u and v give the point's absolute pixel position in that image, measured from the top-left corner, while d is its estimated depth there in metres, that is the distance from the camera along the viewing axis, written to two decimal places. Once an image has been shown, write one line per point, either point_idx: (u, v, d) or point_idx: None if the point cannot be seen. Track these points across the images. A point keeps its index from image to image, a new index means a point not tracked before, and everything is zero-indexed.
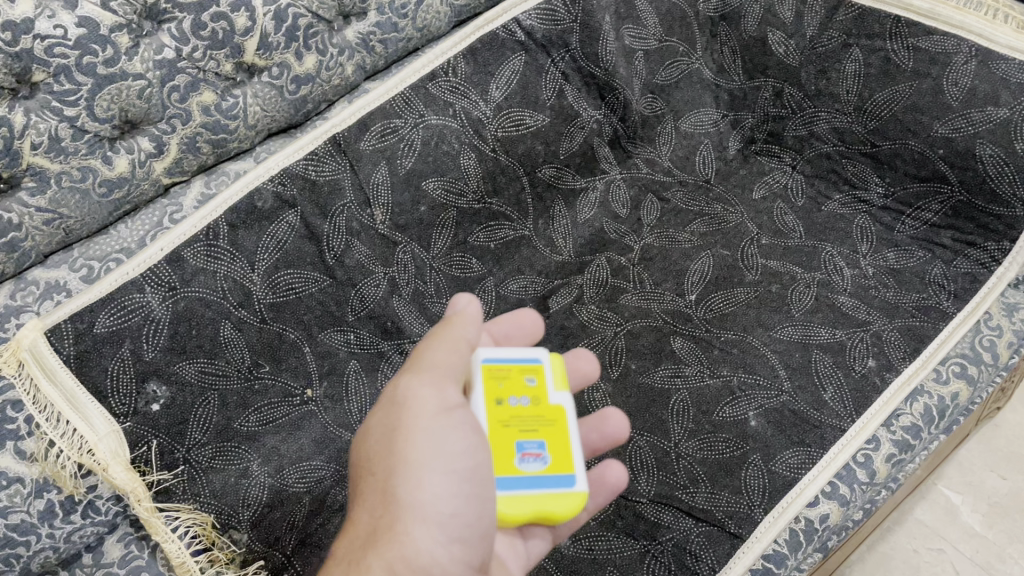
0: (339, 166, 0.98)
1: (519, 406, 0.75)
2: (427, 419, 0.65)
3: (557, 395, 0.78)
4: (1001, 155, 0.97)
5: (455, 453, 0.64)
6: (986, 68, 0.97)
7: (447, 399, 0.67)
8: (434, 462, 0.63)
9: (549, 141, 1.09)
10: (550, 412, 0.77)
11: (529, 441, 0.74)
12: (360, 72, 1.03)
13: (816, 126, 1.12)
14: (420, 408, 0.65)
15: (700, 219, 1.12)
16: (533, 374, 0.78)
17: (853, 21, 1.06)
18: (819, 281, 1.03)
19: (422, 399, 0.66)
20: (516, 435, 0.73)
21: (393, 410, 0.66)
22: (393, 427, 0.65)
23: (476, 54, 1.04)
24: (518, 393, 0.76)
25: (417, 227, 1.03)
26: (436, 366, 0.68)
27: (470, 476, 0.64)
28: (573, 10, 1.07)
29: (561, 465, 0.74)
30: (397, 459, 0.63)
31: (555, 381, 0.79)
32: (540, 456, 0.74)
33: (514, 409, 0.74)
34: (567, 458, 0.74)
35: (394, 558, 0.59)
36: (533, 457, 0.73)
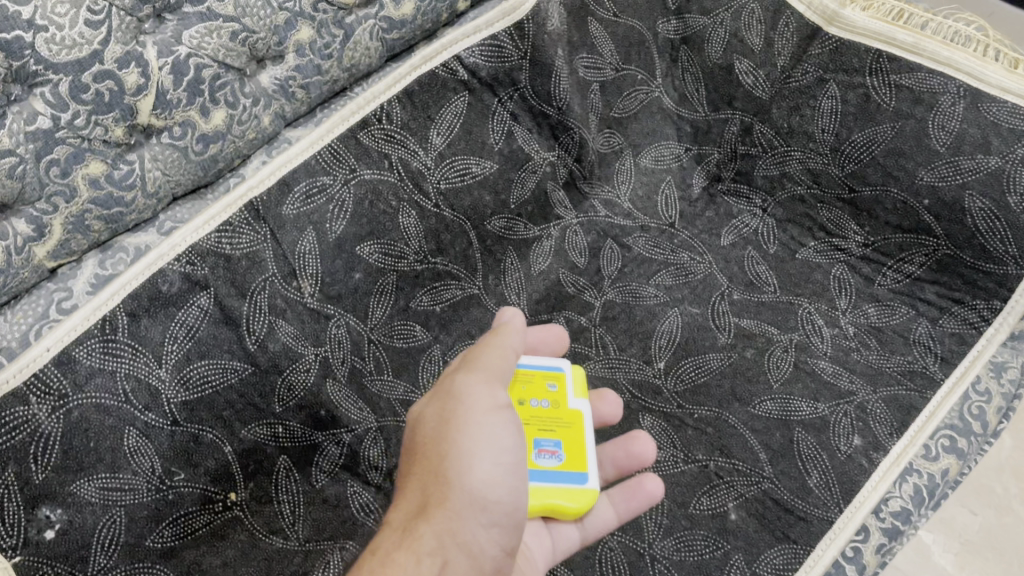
0: (256, 236, 0.85)
1: (537, 407, 0.75)
2: (482, 412, 0.64)
3: (576, 400, 0.77)
4: (992, 209, 0.89)
5: (504, 445, 0.63)
6: (975, 110, 0.89)
7: (499, 395, 0.66)
8: (487, 452, 0.62)
9: (498, 190, 0.98)
10: (569, 414, 0.76)
11: (546, 438, 0.74)
12: (279, 121, 0.88)
13: (789, 166, 1.02)
14: (475, 402, 0.64)
15: (665, 270, 1.02)
16: (552, 379, 0.78)
17: (830, 55, 0.95)
18: (796, 344, 0.95)
19: (475, 392, 0.65)
20: (535, 433, 0.74)
21: (444, 399, 0.65)
22: (446, 417, 0.64)
23: (413, 96, 0.91)
24: (541, 394, 0.76)
25: (352, 297, 0.90)
26: (489, 369, 0.67)
27: (517, 470, 0.63)
28: (520, 46, 0.95)
29: (577, 460, 0.73)
30: (448, 444, 0.62)
31: (575, 387, 0.78)
32: (556, 454, 0.73)
33: (534, 410, 0.75)
34: (583, 454, 0.73)
35: (445, 534, 0.58)
36: (550, 453, 0.73)
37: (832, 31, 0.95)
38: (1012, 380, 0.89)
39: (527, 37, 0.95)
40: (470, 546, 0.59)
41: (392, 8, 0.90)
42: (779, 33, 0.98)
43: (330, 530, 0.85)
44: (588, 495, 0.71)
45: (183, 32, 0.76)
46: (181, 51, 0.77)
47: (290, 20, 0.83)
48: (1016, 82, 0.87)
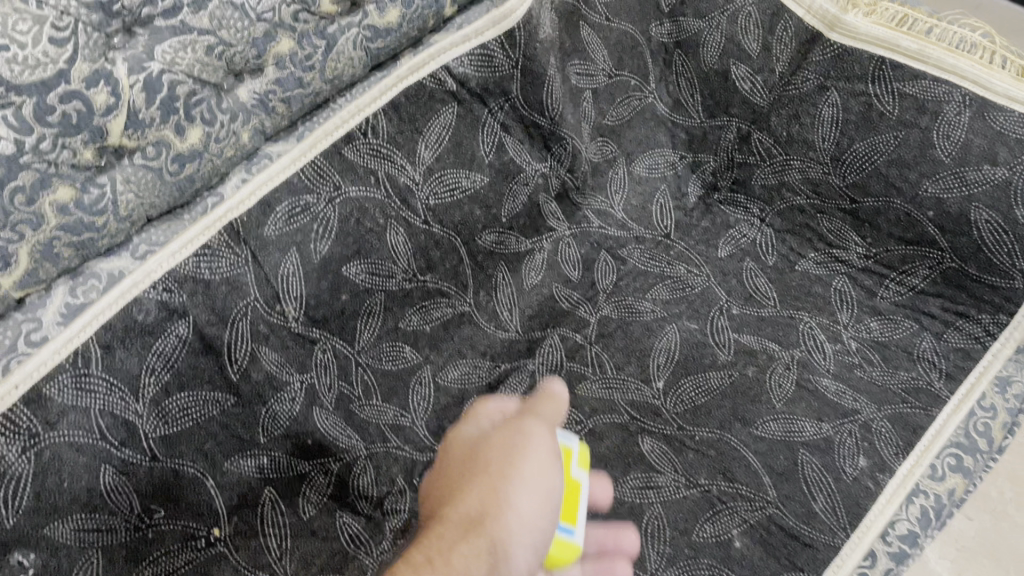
0: (236, 258, 0.80)
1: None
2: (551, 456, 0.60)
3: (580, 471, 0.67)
4: (999, 222, 0.86)
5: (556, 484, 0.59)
6: (981, 119, 0.86)
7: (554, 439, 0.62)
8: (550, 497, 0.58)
9: (489, 204, 0.94)
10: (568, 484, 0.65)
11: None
12: (260, 136, 0.84)
13: (787, 175, 0.99)
14: (547, 444, 0.60)
15: (661, 283, 1.00)
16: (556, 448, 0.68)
17: (832, 62, 0.92)
18: (798, 361, 0.92)
19: (544, 433, 0.61)
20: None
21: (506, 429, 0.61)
22: (516, 443, 0.59)
23: (400, 108, 0.87)
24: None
25: (338, 320, 0.87)
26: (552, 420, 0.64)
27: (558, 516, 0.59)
28: (511, 55, 0.91)
29: (567, 515, 0.64)
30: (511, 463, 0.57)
31: (578, 458, 0.68)
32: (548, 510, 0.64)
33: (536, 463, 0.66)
34: (575, 509, 0.64)
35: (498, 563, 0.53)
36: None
37: (834, 37, 0.92)
38: (1017, 395, 0.87)
39: (518, 46, 0.91)
40: (515, 570, 0.54)
41: (377, 17, 0.86)
42: (777, 37, 0.95)
43: (319, 564, 0.81)
44: (570, 553, 0.62)
45: (155, 46, 0.72)
46: (153, 67, 0.72)
47: (270, 31, 0.79)
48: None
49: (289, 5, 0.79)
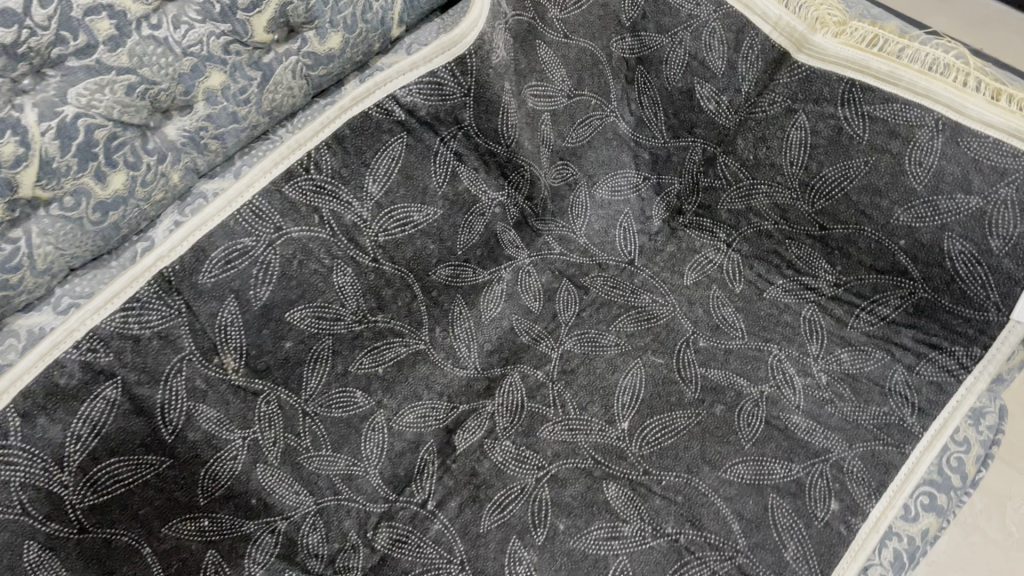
0: (169, 310, 0.75)
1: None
2: None
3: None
4: (972, 252, 0.83)
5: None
6: (954, 145, 0.82)
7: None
8: None
9: (443, 238, 0.89)
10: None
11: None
12: (193, 174, 0.78)
13: (755, 200, 0.95)
14: None
15: (626, 314, 0.95)
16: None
17: (799, 84, 0.88)
18: (767, 397, 0.88)
19: None
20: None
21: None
22: None
23: (344, 141, 0.82)
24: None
25: (283, 368, 0.82)
26: None
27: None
28: (463, 82, 0.85)
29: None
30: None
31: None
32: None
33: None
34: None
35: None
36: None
37: (801, 58, 0.87)
38: (991, 428, 0.85)
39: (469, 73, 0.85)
40: None
41: (316, 43, 0.80)
42: (743, 56, 0.90)
43: None
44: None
45: (69, 89, 0.65)
46: (67, 112, 0.65)
47: (198, 64, 0.72)
48: (998, 113, 0.80)
49: (220, 37, 0.73)
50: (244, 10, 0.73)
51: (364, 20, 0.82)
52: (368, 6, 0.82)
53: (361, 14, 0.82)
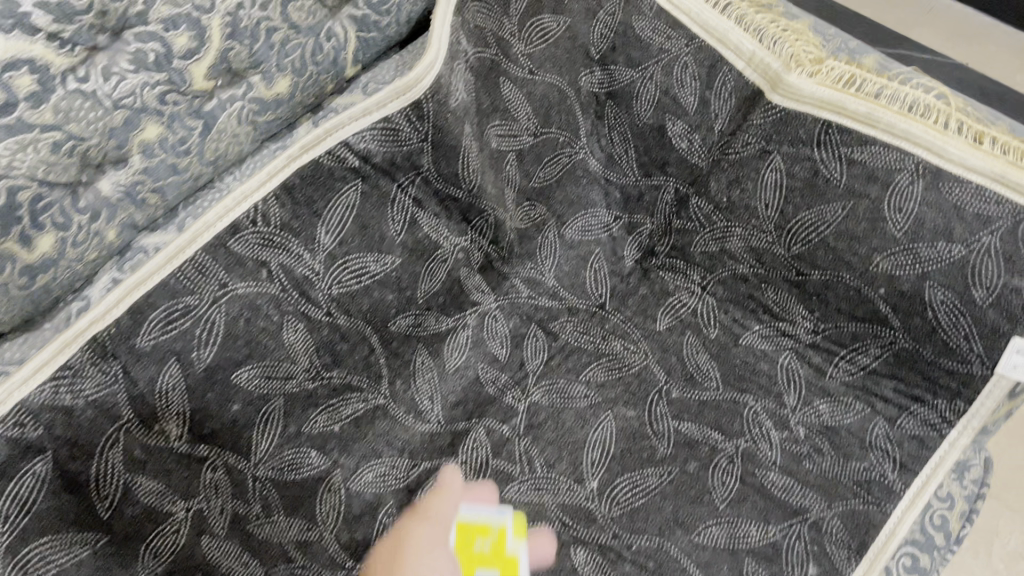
0: (103, 377, 0.70)
1: (480, 549, 0.69)
2: (428, 544, 0.62)
3: (518, 544, 0.71)
4: (955, 302, 0.79)
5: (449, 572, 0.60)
6: (935, 191, 0.78)
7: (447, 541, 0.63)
8: None
9: (402, 287, 0.85)
10: (507, 558, 0.70)
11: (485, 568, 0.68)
12: (131, 229, 0.74)
13: (729, 243, 0.91)
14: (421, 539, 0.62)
15: (596, 363, 0.91)
16: (489, 543, 0.70)
17: (773, 125, 0.84)
18: (742, 453, 0.85)
19: (423, 532, 0.63)
20: (476, 563, 0.68)
21: (386, 544, 0.62)
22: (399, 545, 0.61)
23: (294, 192, 0.77)
24: (484, 535, 0.70)
25: (231, 432, 0.77)
26: (440, 519, 0.65)
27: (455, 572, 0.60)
28: (419, 128, 0.83)
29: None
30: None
31: (515, 529, 0.73)
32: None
33: (478, 551, 0.69)
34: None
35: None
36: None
37: (775, 98, 0.83)
38: (976, 482, 0.83)
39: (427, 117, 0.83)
40: None
41: (263, 88, 0.76)
42: (716, 93, 0.87)
43: None
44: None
45: None
46: None
47: (132, 116, 0.67)
48: (979, 157, 0.77)
49: (154, 87, 0.68)
50: (180, 58, 0.68)
51: (314, 62, 0.78)
52: (318, 47, 0.78)
53: (311, 56, 0.78)
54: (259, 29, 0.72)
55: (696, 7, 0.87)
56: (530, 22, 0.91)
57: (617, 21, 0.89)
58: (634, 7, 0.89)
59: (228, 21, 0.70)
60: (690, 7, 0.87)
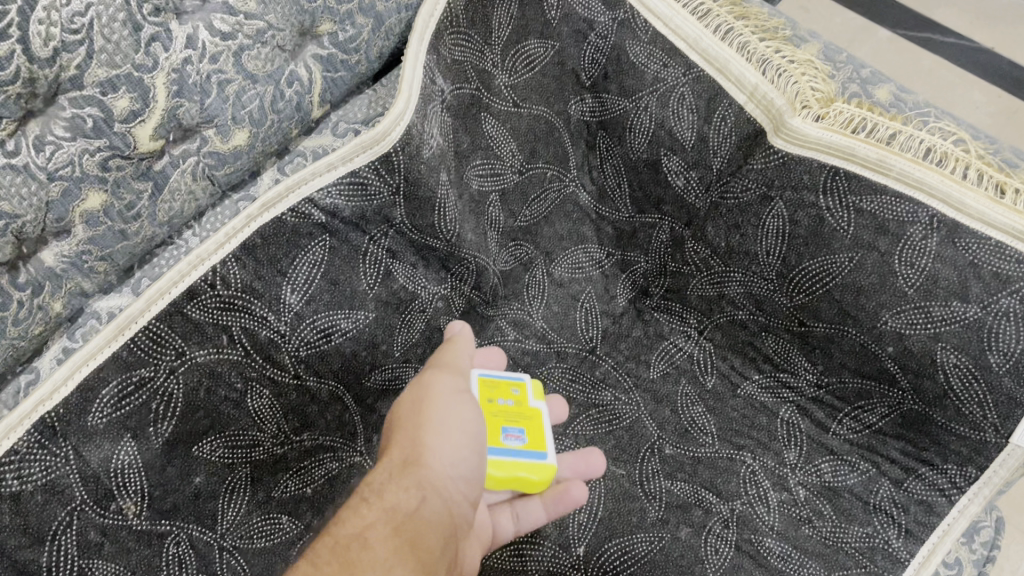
0: (53, 460, 0.65)
1: (502, 405, 0.71)
2: (446, 396, 0.60)
3: (536, 399, 0.74)
4: (969, 366, 0.72)
5: (466, 421, 0.59)
6: (952, 246, 0.71)
7: (462, 388, 0.62)
8: (449, 428, 0.57)
9: (376, 342, 0.81)
10: (530, 411, 0.72)
11: (511, 425, 0.69)
12: (79, 298, 0.69)
13: (727, 288, 0.86)
14: (442, 386, 0.60)
15: (585, 415, 0.87)
16: (512, 398, 0.72)
17: (775, 171, 0.78)
18: (738, 516, 0.81)
19: (441, 381, 0.61)
20: (501, 421, 0.69)
21: (410, 389, 0.60)
22: (420, 401, 0.59)
23: (256, 251, 0.72)
24: (505, 394, 0.72)
25: (193, 505, 0.72)
26: (453, 368, 0.64)
27: (476, 447, 0.59)
28: (389, 180, 0.77)
29: (536, 441, 0.70)
30: (423, 412, 0.58)
31: (533, 391, 0.75)
32: (520, 437, 0.69)
33: (499, 407, 0.71)
34: (542, 436, 0.71)
35: (424, 480, 0.53)
36: (513, 433, 0.69)
37: (778, 142, 0.76)
38: (984, 545, 0.75)
39: (397, 170, 0.77)
40: (451, 502, 0.54)
41: (218, 142, 0.70)
42: (715, 128, 0.80)
43: None
44: (547, 472, 0.69)
45: None
46: None
47: (70, 187, 0.62)
48: (998, 207, 0.68)
49: (95, 154, 0.62)
50: (121, 121, 0.62)
51: (275, 110, 0.73)
52: (279, 95, 0.72)
53: (271, 105, 0.72)
54: (209, 82, 0.66)
55: (696, 35, 0.78)
56: (514, 49, 0.83)
57: (610, 45, 0.82)
58: (628, 27, 0.81)
59: (174, 77, 0.64)
60: (688, 34, 0.79)
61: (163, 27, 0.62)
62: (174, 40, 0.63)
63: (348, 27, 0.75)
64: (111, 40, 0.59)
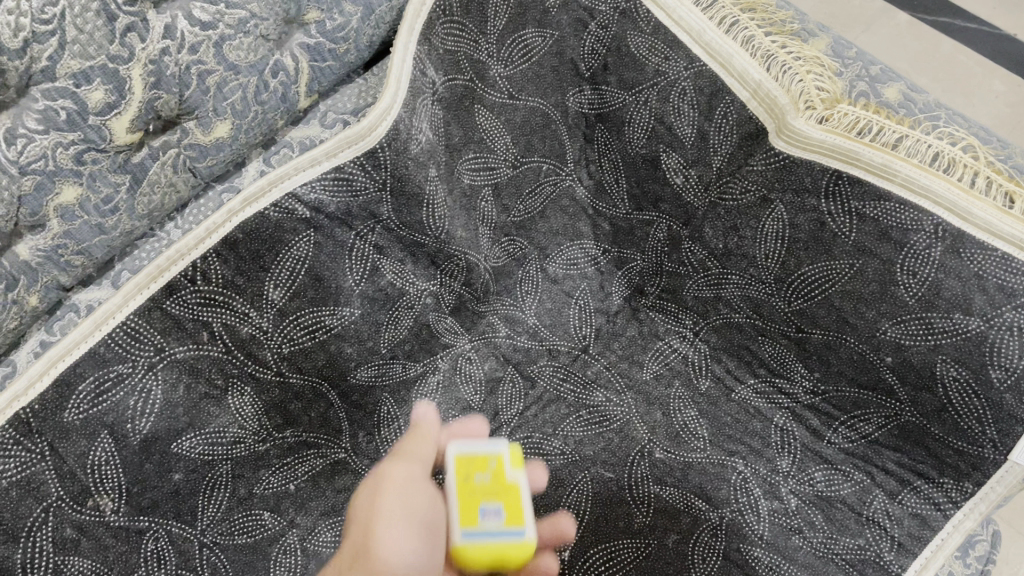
0: (27, 455, 0.64)
1: (479, 486, 0.56)
2: (391, 493, 0.50)
3: (517, 475, 0.58)
4: (969, 381, 0.69)
5: (416, 511, 0.50)
6: (955, 256, 0.68)
7: (419, 474, 0.53)
8: (395, 521, 0.49)
9: (362, 339, 0.80)
10: (505, 488, 0.57)
11: (485, 504, 0.55)
12: (57, 291, 0.68)
13: (724, 290, 0.84)
14: (390, 482, 0.51)
15: (575, 416, 0.87)
16: (497, 503, 0.56)
17: (775, 173, 0.75)
18: (727, 525, 0.80)
19: (395, 472, 0.52)
20: (477, 497, 0.55)
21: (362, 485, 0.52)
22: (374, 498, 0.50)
23: (237, 247, 0.71)
24: (482, 469, 0.57)
25: (173, 501, 0.71)
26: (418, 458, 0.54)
27: (428, 534, 0.51)
28: (376, 176, 0.76)
29: (514, 516, 0.55)
30: (370, 509, 0.49)
31: (512, 460, 0.58)
32: (499, 515, 0.55)
33: (476, 487, 0.56)
34: (521, 513, 0.56)
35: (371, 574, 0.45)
36: (488, 512, 0.55)
37: (778, 144, 0.74)
38: (979, 559, 0.74)
39: (383, 167, 0.76)
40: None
41: (200, 133, 0.69)
42: (715, 125, 0.77)
43: None
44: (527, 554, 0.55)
45: None
46: None
47: (43, 181, 0.60)
48: (1009, 220, 0.65)
49: (69, 147, 0.60)
50: (97, 114, 0.60)
51: (258, 101, 0.71)
52: (263, 86, 0.71)
53: (255, 95, 0.70)
54: (189, 74, 0.64)
55: (700, 27, 0.75)
56: (511, 38, 0.79)
57: (610, 36, 0.79)
58: (630, 18, 0.78)
59: (151, 70, 0.62)
60: (693, 25, 0.75)
61: (139, 17, 0.59)
62: (152, 30, 0.60)
63: (336, 16, 0.73)
64: (84, 31, 0.57)
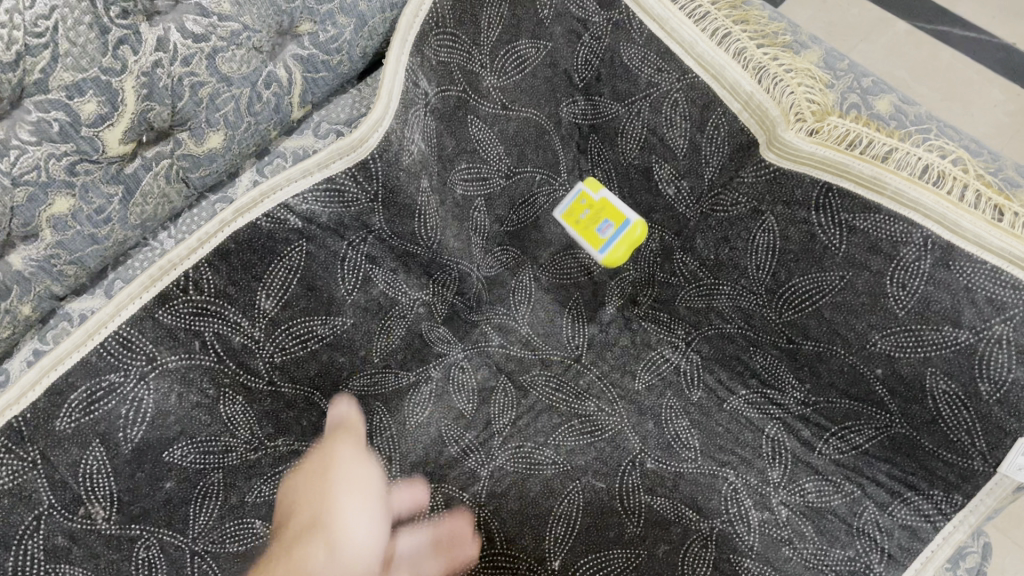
0: (19, 464, 0.64)
1: (582, 216, 0.87)
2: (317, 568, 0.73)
3: (597, 196, 0.86)
4: (959, 393, 0.70)
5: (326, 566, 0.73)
6: (945, 269, 0.68)
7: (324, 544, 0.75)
8: None
9: (354, 349, 0.81)
10: (600, 205, 0.86)
11: (594, 219, 0.86)
12: (51, 300, 0.68)
13: (716, 300, 0.84)
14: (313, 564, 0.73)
15: (567, 425, 0.87)
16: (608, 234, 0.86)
17: (766, 185, 0.75)
18: (717, 535, 0.81)
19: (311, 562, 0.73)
20: (592, 225, 0.86)
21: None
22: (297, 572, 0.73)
23: (229, 257, 0.72)
24: (579, 210, 0.87)
25: (166, 509, 0.72)
26: (348, 482, 0.80)
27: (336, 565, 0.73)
28: (367, 187, 0.76)
29: (616, 214, 0.85)
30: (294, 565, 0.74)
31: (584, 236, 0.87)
32: (609, 226, 0.85)
33: (583, 219, 0.87)
34: (617, 207, 0.85)
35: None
36: (607, 227, 0.85)
37: (768, 157, 0.74)
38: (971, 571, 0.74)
39: (376, 177, 0.76)
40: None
41: (193, 144, 0.69)
42: (707, 137, 0.77)
43: None
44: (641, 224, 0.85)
45: None
46: None
47: (36, 192, 0.60)
48: (997, 232, 0.65)
49: (62, 158, 0.60)
50: (89, 126, 0.60)
51: (252, 113, 0.72)
52: (256, 96, 0.71)
53: (248, 107, 0.71)
54: (182, 85, 0.65)
55: (692, 39, 0.74)
56: (505, 49, 0.78)
57: (604, 48, 0.78)
58: (623, 29, 0.77)
59: (144, 82, 0.62)
60: (684, 37, 0.74)
61: (132, 30, 0.60)
62: (145, 43, 0.61)
63: (329, 27, 0.73)
64: (77, 44, 0.57)
